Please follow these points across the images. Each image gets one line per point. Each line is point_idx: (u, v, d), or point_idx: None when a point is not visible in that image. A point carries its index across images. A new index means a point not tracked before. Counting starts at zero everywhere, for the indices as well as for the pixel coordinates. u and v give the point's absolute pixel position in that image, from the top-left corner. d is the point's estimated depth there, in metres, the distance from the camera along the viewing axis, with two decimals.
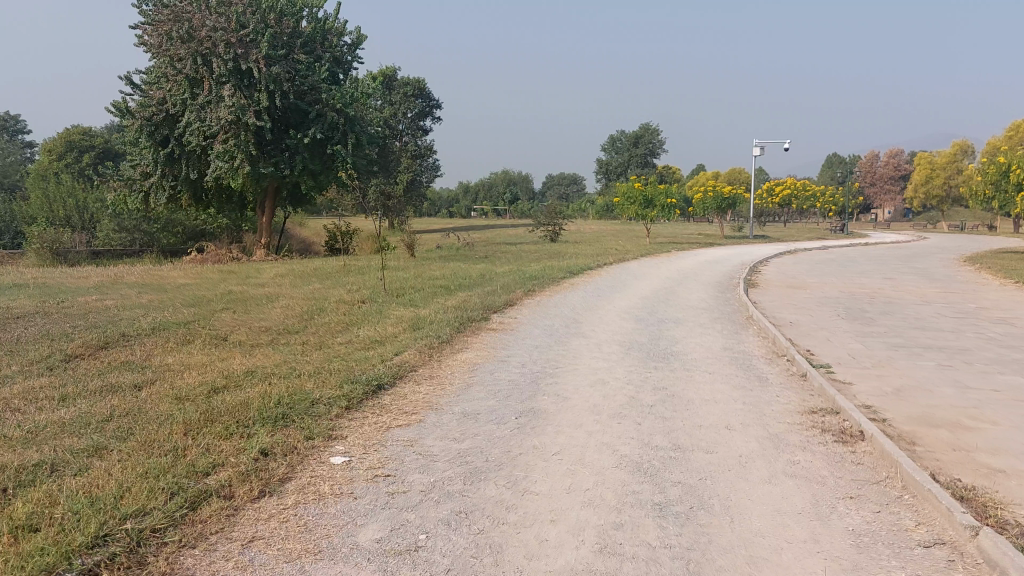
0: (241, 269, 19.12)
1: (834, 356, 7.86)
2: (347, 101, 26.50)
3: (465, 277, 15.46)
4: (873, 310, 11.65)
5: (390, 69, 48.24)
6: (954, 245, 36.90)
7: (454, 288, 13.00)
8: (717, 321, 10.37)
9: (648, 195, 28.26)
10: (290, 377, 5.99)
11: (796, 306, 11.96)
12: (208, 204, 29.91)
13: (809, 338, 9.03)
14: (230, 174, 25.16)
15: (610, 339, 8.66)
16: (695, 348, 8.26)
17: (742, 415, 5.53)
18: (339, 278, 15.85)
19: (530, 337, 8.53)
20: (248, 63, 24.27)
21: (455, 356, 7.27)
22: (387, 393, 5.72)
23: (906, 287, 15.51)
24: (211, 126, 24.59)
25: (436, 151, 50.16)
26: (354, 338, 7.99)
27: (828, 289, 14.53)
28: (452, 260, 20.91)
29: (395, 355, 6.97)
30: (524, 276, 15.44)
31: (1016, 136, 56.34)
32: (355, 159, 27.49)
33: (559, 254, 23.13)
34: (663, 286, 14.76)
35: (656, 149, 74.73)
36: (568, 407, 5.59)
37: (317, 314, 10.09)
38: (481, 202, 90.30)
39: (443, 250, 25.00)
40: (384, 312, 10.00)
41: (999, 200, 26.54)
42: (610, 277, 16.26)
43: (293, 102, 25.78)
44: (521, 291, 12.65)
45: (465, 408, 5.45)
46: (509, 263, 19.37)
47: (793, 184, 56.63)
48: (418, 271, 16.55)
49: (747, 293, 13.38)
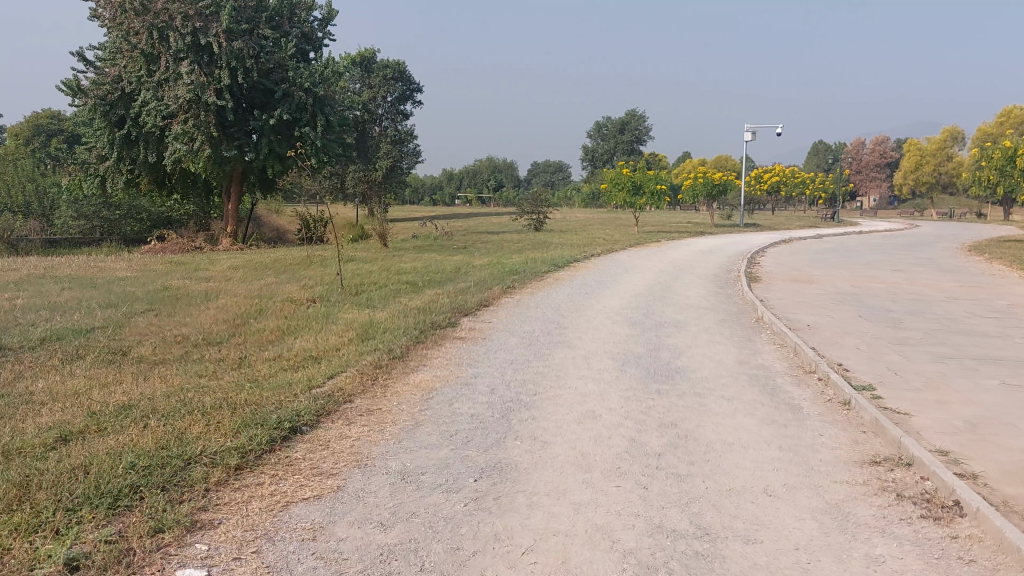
0: (195, 260, 17.61)
1: (875, 375, 6.39)
2: (316, 80, 24.76)
3: (437, 270, 13.94)
4: (897, 310, 10.23)
5: (368, 51, 46.47)
6: (950, 233, 35.85)
7: (422, 284, 11.48)
8: (724, 324, 8.90)
9: (636, 181, 26.78)
10: (175, 416, 4.48)
11: (809, 305, 10.52)
12: (171, 189, 28.21)
13: (835, 347, 7.58)
14: (190, 158, 23.56)
15: (601, 351, 7.16)
16: (702, 362, 6.75)
17: (784, 470, 4.06)
18: (298, 271, 14.33)
19: (504, 349, 7.01)
20: (208, 38, 22.62)
21: (408, 378, 5.74)
22: (303, 441, 4.21)
23: (922, 281, 14.09)
24: (168, 105, 22.96)
25: (416, 136, 48.32)
26: (286, 353, 6.45)
27: (837, 284, 13.13)
28: (427, 250, 19.48)
29: (328, 379, 5.45)
30: (503, 270, 13.95)
31: (1007, 123, 55.39)
32: (325, 143, 25.75)
33: (542, 244, 21.66)
34: (657, 281, 13.29)
35: (642, 135, 73.54)
36: (547, 460, 4.10)
37: (254, 318, 8.54)
38: (465, 189, 88.59)
39: (420, 240, 23.44)
40: (332, 315, 8.46)
41: (1005, 185, 25.09)
42: (598, 270, 14.78)
43: (258, 81, 24.05)
44: (497, 288, 11.11)
45: (404, 464, 3.93)
46: (488, 254, 17.86)
47: (783, 171, 55.42)
48: (386, 264, 15.04)
49: (750, 288, 11.94)
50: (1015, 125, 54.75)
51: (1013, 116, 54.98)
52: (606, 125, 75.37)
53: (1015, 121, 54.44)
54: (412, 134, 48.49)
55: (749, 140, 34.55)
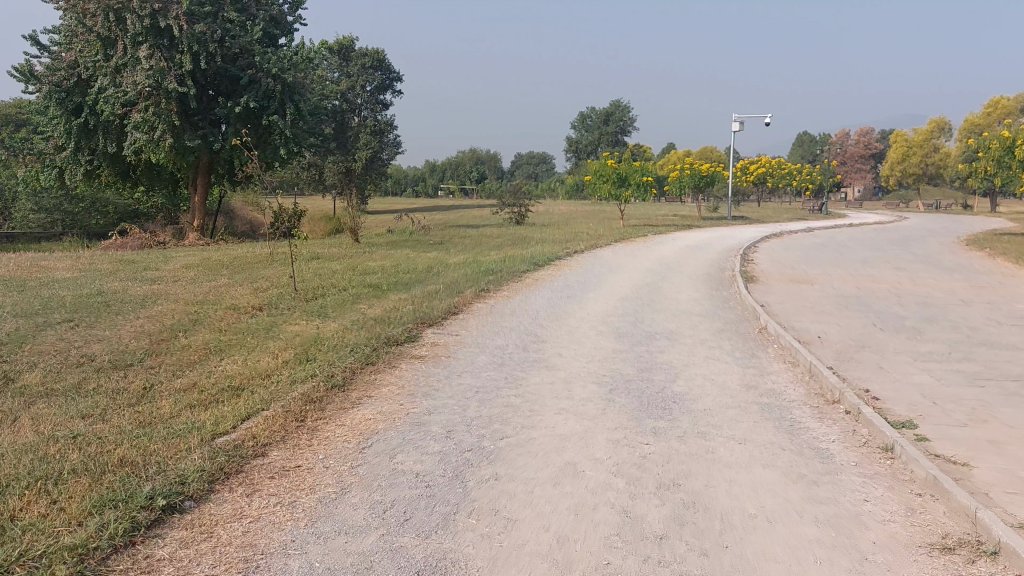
0: (149, 257, 16.42)
1: (910, 404, 5.32)
2: (286, 66, 23.41)
3: (406, 270, 12.79)
4: (912, 316, 9.21)
5: (346, 39, 44.98)
6: (942, 225, 34.98)
7: (386, 287, 10.34)
8: (724, 335, 7.83)
9: (621, 173, 25.70)
10: (15, 488, 3.37)
11: (814, 309, 9.48)
12: (136, 181, 26.88)
13: (855, 365, 6.52)
14: (151, 148, 22.28)
15: (584, 373, 6.05)
16: (704, 388, 5.66)
17: (832, 564, 2.99)
18: (255, 271, 13.13)
19: (469, 372, 5.88)
20: (167, 20, 21.25)
21: (346, 416, 4.63)
22: (177, 528, 3.10)
23: (928, 280, 13.07)
24: (126, 92, 21.64)
25: (397, 126, 46.86)
26: (202, 382, 5.31)
27: (840, 285, 12.13)
28: (401, 246, 18.37)
29: (240, 423, 4.32)
30: (478, 269, 12.84)
31: (994, 113, 54.77)
32: (295, 133, 24.42)
33: (523, 239, 20.58)
34: (646, 281, 12.18)
35: (627, 127, 72.31)
36: (508, 552, 3.00)
37: (184, 330, 7.38)
38: (448, 180, 87.27)
39: (395, 235, 22.31)
40: (274, 328, 7.31)
41: (1002, 177, 24.18)
42: (581, 269, 13.70)
43: (222, 67, 22.70)
44: (470, 292, 10.00)
45: (308, 567, 2.83)
46: (464, 251, 16.73)
47: (768, 163, 54.57)
48: (352, 264, 13.87)
49: (748, 290, 10.87)
50: (1001, 116, 54.23)
51: (1000, 108, 54.48)
52: (590, 115, 74.09)
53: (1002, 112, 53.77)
54: (392, 125, 47.01)
55: (737, 130, 33.54)
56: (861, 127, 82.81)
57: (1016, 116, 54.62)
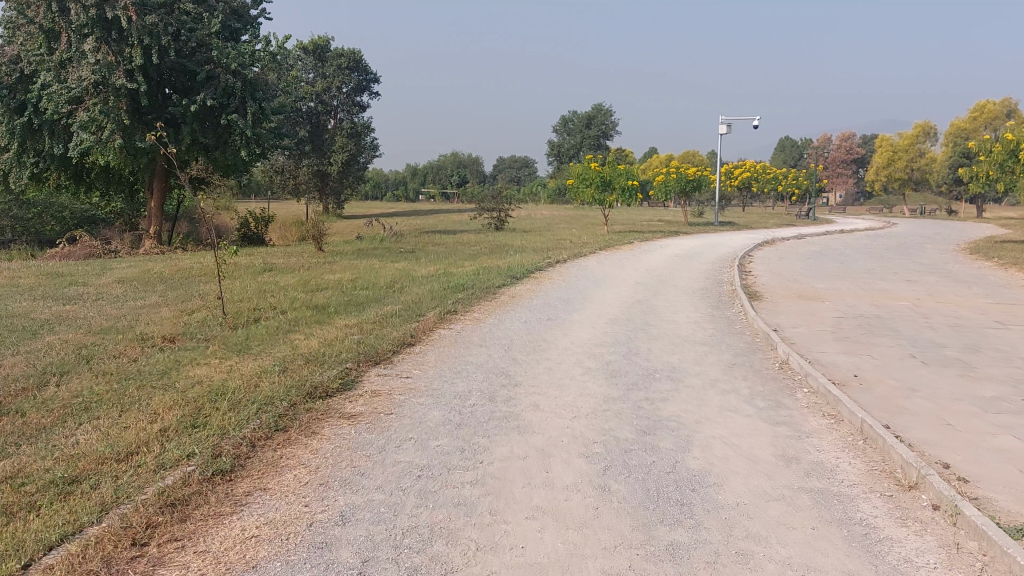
0: (81, 270, 14.74)
1: (1014, 489, 3.87)
2: (245, 62, 21.79)
3: (365, 286, 11.27)
4: (951, 344, 7.81)
5: (321, 39, 43.28)
6: (934, 233, 33.77)
7: (335, 309, 8.80)
8: (737, 372, 6.37)
9: (606, 176, 24.29)
10: None
11: (836, 336, 8.07)
12: (89, 184, 25.17)
13: (914, 419, 5.08)
14: (99, 149, 20.58)
15: (567, 437, 4.57)
16: (729, 463, 4.20)
17: None
18: (193, 288, 11.52)
19: (413, 441, 4.37)
20: (115, 11, 19.54)
21: (213, 534, 3.13)
22: None
23: (948, 296, 11.72)
24: (71, 89, 19.94)
25: (374, 129, 45.08)
26: (34, 467, 3.80)
27: (855, 302, 10.72)
28: (366, 255, 16.82)
29: (35, 562, 2.82)
30: (447, 284, 11.32)
31: (980, 117, 54.03)
32: (257, 133, 22.80)
33: (501, 247, 19.07)
34: (637, 298, 10.71)
35: (609, 131, 71.37)
36: None
37: (62, 374, 5.83)
38: (428, 185, 85.79)
39: (362, 242, 20.73)
40: (172, 372, 5.77)
41: (1005, 181, 22.95)
42: (564, 282, 12.23)
43: (177, 62, 21.05)
44: (432, 314, 8.49)
45: None
46: (436, 262, 15.22)
47: (753, 167, 53.56)
48: (308, 278, 12.31)
49: (755, 311, 9.45)
50: (987, 120, 53.31)
51: (986, 111, 53.57)
52: (572, 119, 73.00)
53: (987, 116, 53.03)
54: (369, 127, 45.22)
55: (725, 133, 32.27)
56: (844, 132, 81.97)
57: (1002, 121, 53.71)
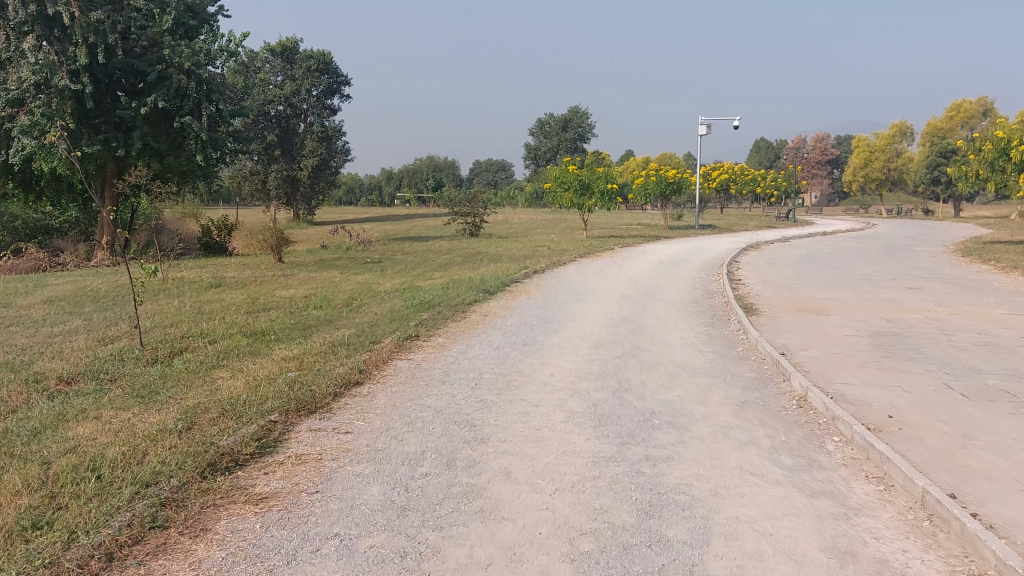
0: (11, 287, 13.41)
1: None
2: (201, 60, 20.44)
3: (320, 304, 10.09)
4: (985, 368, 6.81)
5: (290, 41, 41.85)
6: (917, 233, 33.10)
7: (278, 336, 7.61)
8: (750, 415, 5.30)
9: (584, 180, 23.27)
10: None
11: (854, 360, 7.03)
12: (39, 193, 23.73)
13: (984, 483, 4.01)
14: (42, 156, 19.20)
15: (547, 525, 3.44)
16: (768, 567, 3.09)
17: None
18: (129, 308, 10.24)
19: (337, 542, 3.22)
20: (56, 7, 18.18)
21: None
22: None
23: (959, 306, 10.78)
24: (11, 91, 18.57)
25: (345, 132, 43.68)
26: None
27: (861, 316, 9.73)
28: (328, 266, 15.65)
29: None
30: (410, 301, 10.17)
31: (957, 116, 53.72)
32: (213, 136, 21.46)
33: (476, 256, 17.92)
34: (622, 315, 9.61)
35: (585, 133, 70.48)
36: None
37: None
38: (403, 189, 84.51)
39: (327, 251, 19.56)
40: (48, 432, 4.58)
41: (995, 181, 22.04)
42: (541, 296, 11.11)
43: (126, 61, 19.69)
44: (388, 341, 7.33)
45: None
46: (403, 274, 14.06)
47: (731, 169, 52.89)
48: (259, 295, 11.09)
49: (756, 329, 8.37)
50: (964, 119, 53.05)
51: (963, 110, 53.30)
52: (548, 121, 72.16)
53: (964, 114, 52.78)
54: (340, 130, 43.83)
55: (704, 134, 31.37)
56: (819, 133, 81.89)
57: (978, 120, 53.52)
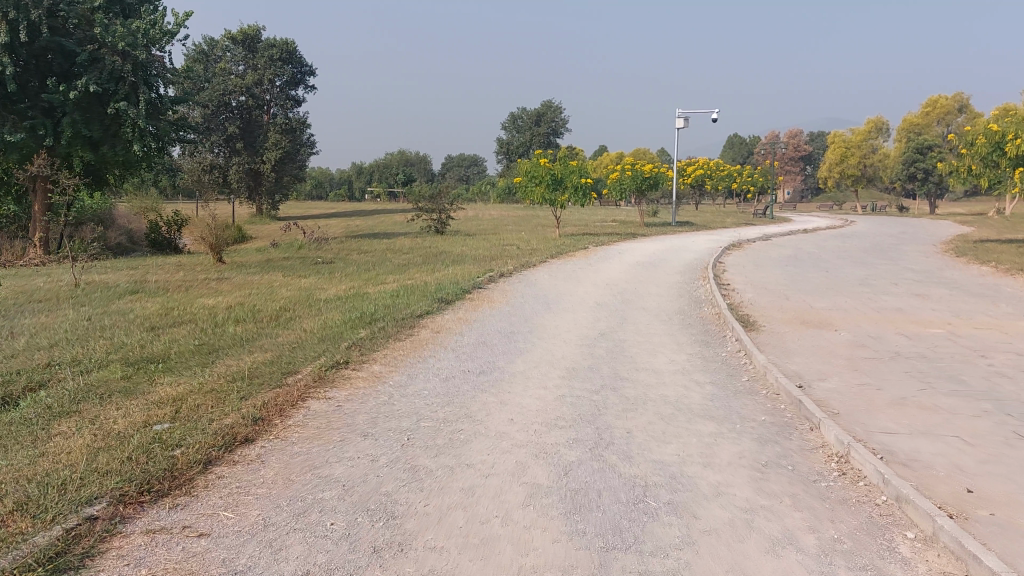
0: None
1: None
2: (139, 42, 18.39)
3: (243, 317, 8.50)
4: None
5: (251, 28, 39.88)
6: (899, 232, 32.06)
7: (167, 365, 6.01)
8: (778, 488, 3.86)
9: (557, 174, 21.83)
10: None
11: (889, 396, 5.64)
12: None
13: None
14: None
15: None
16: None
17: None
18: (14, 319, 8.54)
19: None
20: None
21: None
22: None
23: (979, 317, 9.48)
24: None
25: (310, 124, 41.81)
26: None
27: (875, 331, 8.35)
28: (273, 268, 14.01)
29: None
30: (351, 313, 8.61)
31: (932, 111, 53.12)
32: (153, 125, 19.59)
33: (439, 256, 16.35)
34: (596, 330, 8.12)
35: (559, 127, 69.04)
36: None
37: None
38: (373, 184, 82.39)
39: (276, 250, 17.92)
40: None
41: (988, 176, 20.97)
42: (506, 305, 9.62)
43: (53, 41, 17.73)
44: (304, 373, 5.78)
45: None
46: (354, 278, 12.46)
47: (706, 164, 51.78)
48: (177, 304, 9.47)
49: (759, 351, 6.94)
50: (940, 115, 52.46)
51: (940, 106, 52.69)
52: (521, 116, 70.56)
53: (940, 110, 52.20)
54: (306, 122, 41.92)
55: (682, 127, 30.08)
56: (792, 129, 81.27)
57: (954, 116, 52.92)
